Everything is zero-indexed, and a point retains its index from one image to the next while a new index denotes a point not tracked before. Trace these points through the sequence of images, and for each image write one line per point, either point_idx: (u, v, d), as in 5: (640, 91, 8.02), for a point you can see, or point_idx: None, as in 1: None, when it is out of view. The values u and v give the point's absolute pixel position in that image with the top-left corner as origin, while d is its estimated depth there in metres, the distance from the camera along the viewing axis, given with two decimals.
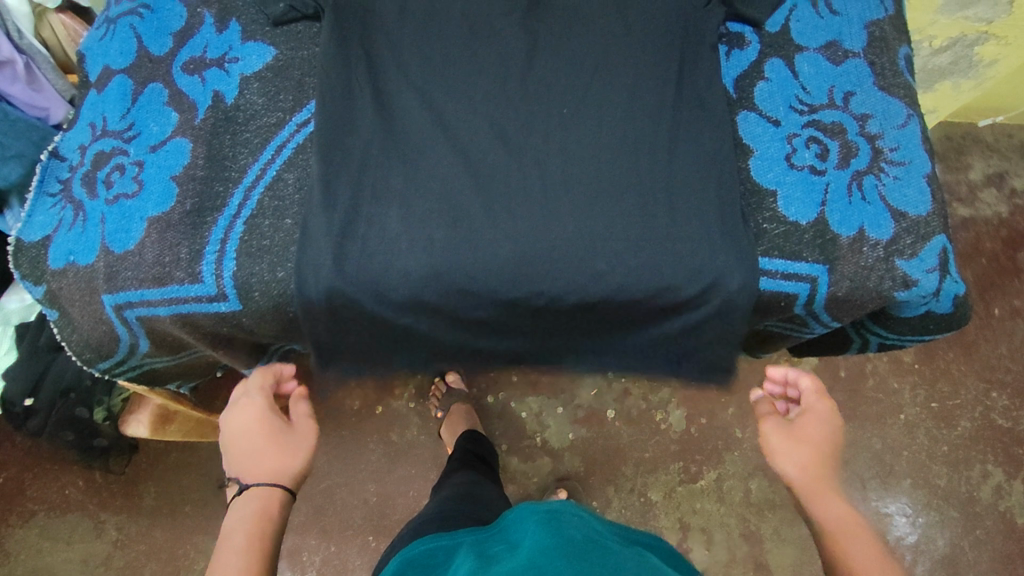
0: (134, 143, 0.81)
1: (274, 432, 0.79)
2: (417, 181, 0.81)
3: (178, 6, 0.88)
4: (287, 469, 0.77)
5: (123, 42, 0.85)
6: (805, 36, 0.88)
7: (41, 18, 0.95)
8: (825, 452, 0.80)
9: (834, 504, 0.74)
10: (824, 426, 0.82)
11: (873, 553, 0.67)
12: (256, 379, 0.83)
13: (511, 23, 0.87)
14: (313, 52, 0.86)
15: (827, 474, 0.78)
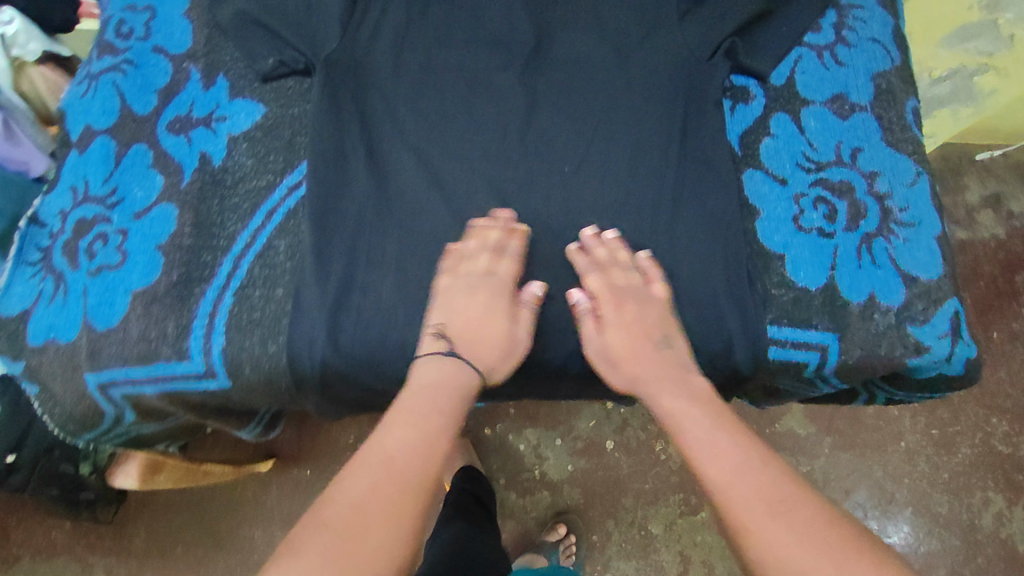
0: (117, 210, 0.77)
1: (493, 324, 0.73)
2: (410, 246, 0.78)
3: (163, 62, 0.84)
4: (490, 366, 0.72)
5: (105, 100, 0.82)
6: (811, 89, 0.85)
7: (19, 70, 0.91)
8: (653, 337, 0.73)
9: (670, 397, 0.67)
10: (637, 305, 0.74)
11: (716, 436, 0.63)
12: (507, 262, 0.75)
13: (509, 78, 0.85)
14: (303, 109, 0.83)
15: (645, 362, 0.71)
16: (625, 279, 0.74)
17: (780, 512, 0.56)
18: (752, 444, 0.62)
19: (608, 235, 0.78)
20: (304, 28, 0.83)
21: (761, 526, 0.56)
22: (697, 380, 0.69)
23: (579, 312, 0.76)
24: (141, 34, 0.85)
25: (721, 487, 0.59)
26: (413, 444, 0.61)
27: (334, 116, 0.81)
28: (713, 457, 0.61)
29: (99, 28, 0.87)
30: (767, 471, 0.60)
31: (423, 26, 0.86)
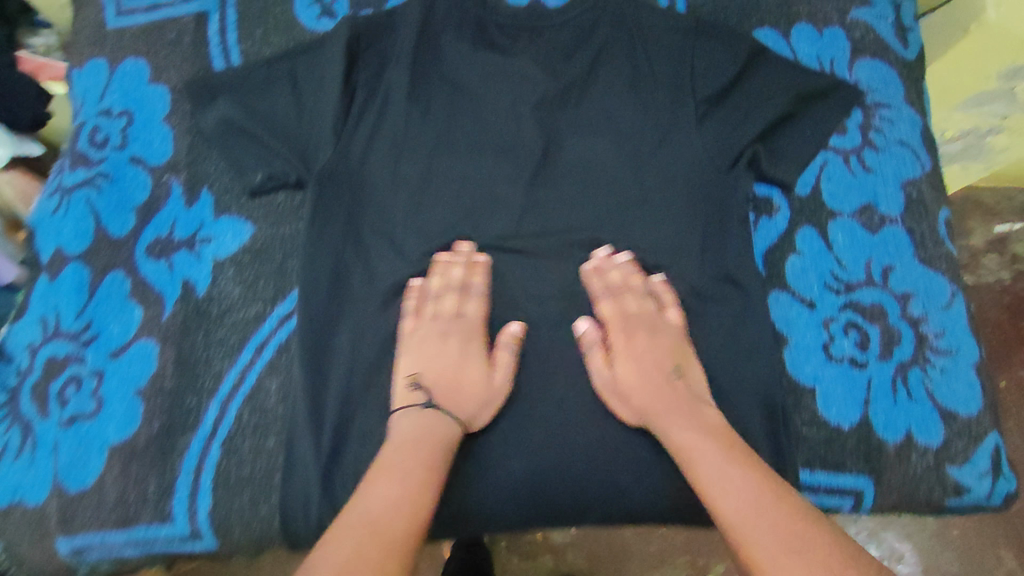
0: (91, 348, 0.71)
1: (469, 371, 0.70)
2: (463, 298, 0.74)
3: (142, 175, 0.78)
4: (472, 410, 0.69)
5: (79, 220, 0.75)
6: (839, 199, 0.80)
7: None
8: (665, 368, 0.70)
9: (680, 431, 0.65)
10: (649, 337, 0.72)
11: (729, 471, 0.60)
12: (472, 302, 0.74)
13: (514, 188, 0.79)
14: (295, 229, 0.76)
15: (659, 395, 0.68)
16: (638, 304, 0.74)
17: (795, 550, 0.53)
18: (759, 479, 0.59)
19: (622, 258, 0.77)
20: (297, 140, 0.77)
21: (775, 562, 0.53)
22: (711, 413, 0.67)
23: (585, 343, 0.73)
24: (118, 143, 0.79)
25: (736, 522, 0.56)
26: (405, 485, 0.59)
27: (327, 236, 0.75)
28: (725, 492, 0.59)
29: (72, 135, 0.80)
30: (780, 511, 0.56)
31: (423, 131, 0.80)
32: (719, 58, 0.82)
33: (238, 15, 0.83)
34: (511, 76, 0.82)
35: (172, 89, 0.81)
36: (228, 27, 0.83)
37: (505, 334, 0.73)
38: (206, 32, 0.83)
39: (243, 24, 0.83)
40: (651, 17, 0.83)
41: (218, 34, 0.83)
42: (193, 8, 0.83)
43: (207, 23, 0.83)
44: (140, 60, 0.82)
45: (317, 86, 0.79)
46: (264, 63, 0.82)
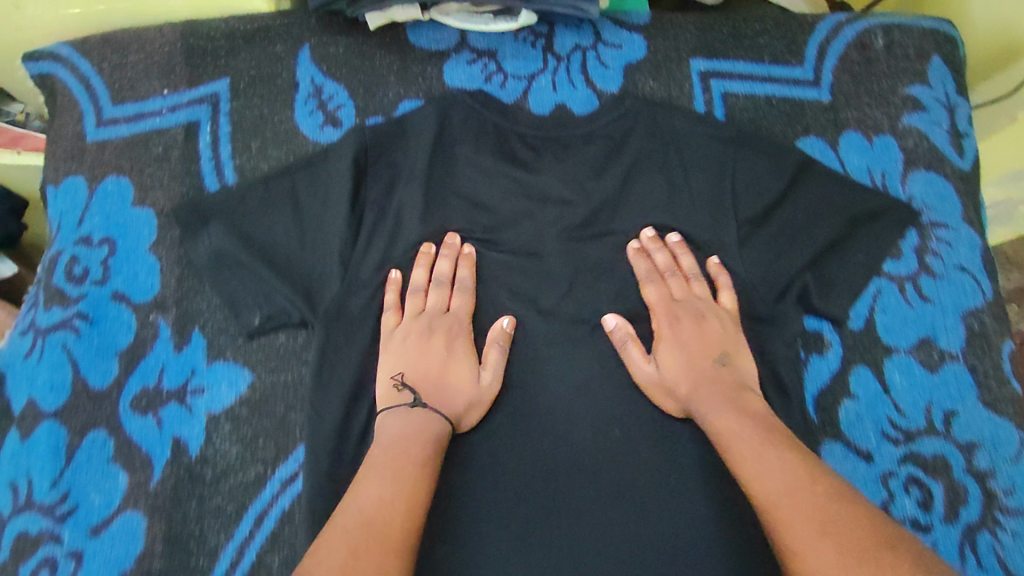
0: (68, 524, 0.63)
1: (456, 369, 0.66)
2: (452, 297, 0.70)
3: (126, 313, 0.70)
4: (458, 400, 0.65)
5: (54, 370, 0.67)
6: (895, 332, 0.74)
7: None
8: (710, 354, 0.67)
9: (718, 414, 0.62)
10: (696, 322, 0.69)
11: (766, 454, 0.57)
12: (460, 298, 0.70)
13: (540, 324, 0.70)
14: (299, 375, 0.69)
15: (704, 384, 0.65)
16: (682, 291, 0.71)
17: (827, 532, 0.50)
18: (796, 461, 0.56)
19: (674, 238, 0.73)
20: (297, 274, 0.69)
21: (805, 544, 0.50)
22: (753, 400, 0.63)
23: (615, 338, 0.69)
24: (99, 276, 0.71)
25: (773, 500, 0.54)
26: (396, 481, 0.57)
27: (331, 385, 0.67)
28: (761, 475, 0.56)
29: (46, 266, 0.72)
30: (816, 490, 0.53)
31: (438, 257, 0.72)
32: (766, 176, 0.75)
33: (232, 125, 0.75)
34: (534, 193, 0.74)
35: (159, 212, 0.73)
36: (221, 140, 0.75)
37: (493, 331, 0.69)
38: (196, 145, 0.74)
39: (238, 136, 0.75)
40: (687, 125, 0.76)
41: (210, 147, 0.75)
42: (181, 117, 0.75)
43: (197, 135, 0.75)
44: (123, 178, 0.73)
45: (320, 209, 0.71)
46: (263, 181, 0.73)
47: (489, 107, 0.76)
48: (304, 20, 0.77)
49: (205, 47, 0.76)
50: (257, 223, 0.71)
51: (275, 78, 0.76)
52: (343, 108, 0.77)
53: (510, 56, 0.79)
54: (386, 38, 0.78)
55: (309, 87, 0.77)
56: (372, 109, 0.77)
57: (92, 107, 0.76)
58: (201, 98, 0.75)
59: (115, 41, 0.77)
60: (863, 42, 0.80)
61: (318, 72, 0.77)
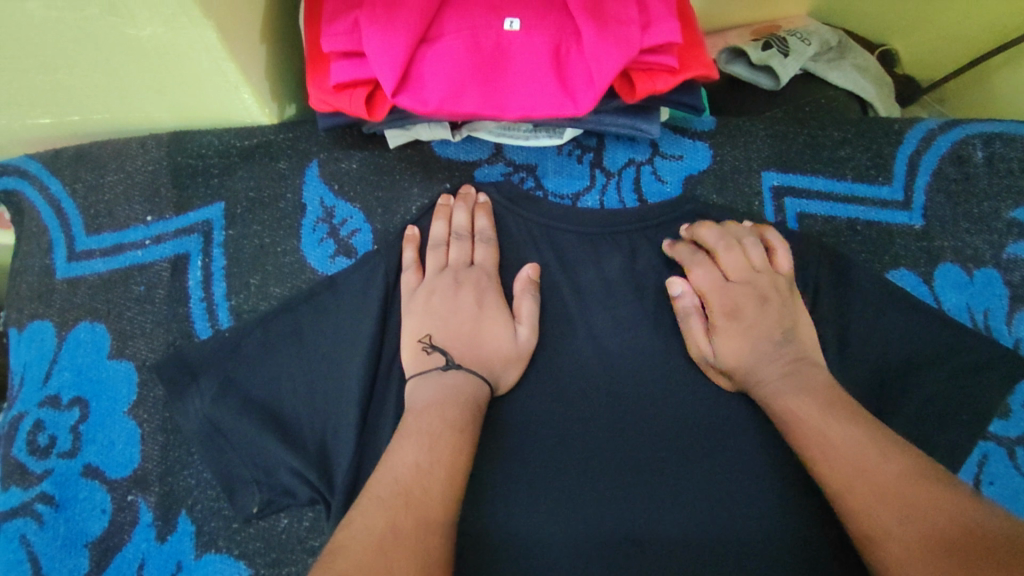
0: None
1: (489, 327, 0.59)
2: (480, 247, 0.63)
3: (99, 492, 0.58)
4: (494, 349, 0.58)
5: (9, 569, 0.56)
6: (1010, 506, 0.63)
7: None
8: (779, 329, 0.58)
9: (789, 396, 0.53)
10: (763, 295, 0.59)
11: (834, 430, 0.49)
12: (483, 249, 0.62)
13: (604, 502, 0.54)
14: (306, 569, 0.58)
15: (767, 361, 0.56)
16: (760, 259, 0.61)
17: (906, 516, 0.42)
18: (869, 433, 0.48)
19: None
20: (305, 443, 0.58)
21: (886, 529, 0.42)
22: (823, 379, 0.54)
23: (676, 308, 0.61)
24: (67, 447, 0.59)
25: (841, 479, 0.46)
26: (432, 446, 0.49)
27: None
28: (826, 451, 0.48)
29: (5, 431, 0.60)
30: (891, 466, 0.45)
31: None
32: (845, 313, 0.65)
33: (227, 256, 0.64)
34: None
35: (140, 365, 0.61)
36: (215, 276, 0.64)
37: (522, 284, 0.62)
38: (185, 283, 0.63)
39: (233, 271, 0.64)
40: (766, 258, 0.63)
41: (201, 285, 0.63)
42: (166, 250, 0.64)
43: (186, 271, 0.64)
44: (97, 324, 0.62)
45: (328, 362, 0.60)
46: (257, 323, 0.62)
47: (518, 203, 0.65)
48: (312, 133, 0.66)
49: (194, 166, 0.65)
50: (255, 381, 0.60)
51: (277, 200, 0.65)
52: (358, 233, 0.66)
53: (552, 172, 0.68)
54: (406, 152, 0.67)
55: (317, 210, 0.66)
56: (392, 233, 0.66)
57: (63, 237, 0.65)
58: (191, 226, 0.64)
59: (90, 157, 0.66)
60: (960, 155, 0.69)
61: (327, 191, 0.66)
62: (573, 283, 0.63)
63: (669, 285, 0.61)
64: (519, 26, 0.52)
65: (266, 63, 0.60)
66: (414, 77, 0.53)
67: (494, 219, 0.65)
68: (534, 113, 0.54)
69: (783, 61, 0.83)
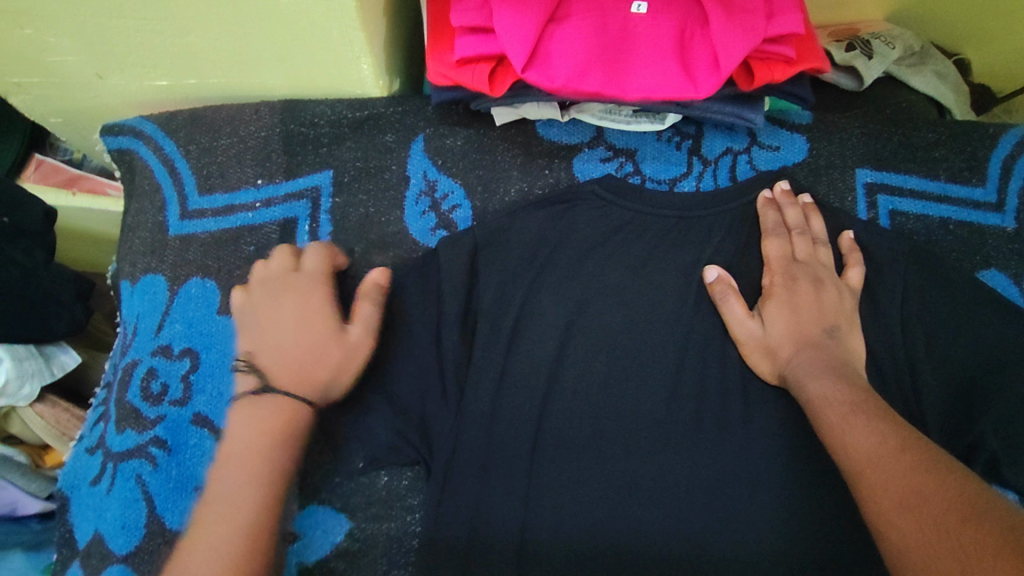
0: None
1: (291, 334, 0.55)
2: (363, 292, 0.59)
3: (207, 440, 0.60)
4: (302, 359, 0.54)
5: (126, 507, 0.58)
6: None
7: (10, 413, 0.70)
8: (820, 325, 0.62)
9: (816, 381, 0.58)
10: (814, 289, 0.63)
11: (854, 420, 0.54)
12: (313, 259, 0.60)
13: (684, 473, 0.60)
14: (404, 525, 0.61)
15: (806, 350, 0.61)
16: (807, 251, 0.65)
17: (906, 509, 0.46)
18: (889, 427, 0.52)
19: (806, 199, 0.68)
20: (407, 405, 0.60)
21: (896, 521, 0.46)
22: (857, 375, 0.58)
23: (715, 293, 0.64)
24: (178, 395, 0.62)
25: (857, 471, 0.51)
26: (251, 488, 0.49)
27: (438, 543, 0.58)
28: (848, 441, 0.53)
29: (121, 377, 0.63)
30: (903, 456, 0.49)
31: (563, 392, 0.64)
32: (932, 312, 0.65)
33: (333, 223, 0.66)
34: (671, 325, 0.65)
35: None
36: (321, 241, 0.66)
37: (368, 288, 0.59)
38: (293, 246, 0.66)
39: (340, 237, 0.66)
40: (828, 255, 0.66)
41: (308, 249, 0.66)
42: (276, 213, 0.66)
43: (294, 234, 0.66)
44: (208, 280, 0.65)
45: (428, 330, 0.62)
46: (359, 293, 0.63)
47: (621, 195, 0.68)
48: (420, 108, 0.68)
49: (305, 134, 0.67)
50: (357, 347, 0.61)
51: (383, 171, 0.67)
52: (459, 208, 0.68)
53: (650, 157, 0.70)
54: (510, 131, 0.69)
55: (421, 183, 0.68)
56: (492, 212, 0.68)
57: (176, 196, 0.67)
58: (301, 191, 0.67)
59: (204, 120, 0.68)
60: None
61: (431, 165, 0.68)
62: (669, 268, 0.67)
63: (705, 272, 0.65)
64: (645, 9, 0.54)
65: (385, 36, 0.62)
66: (541, 54, 0.55)
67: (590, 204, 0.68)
68: (653, 95, 0.55)
69: (868, 62, 0.82)
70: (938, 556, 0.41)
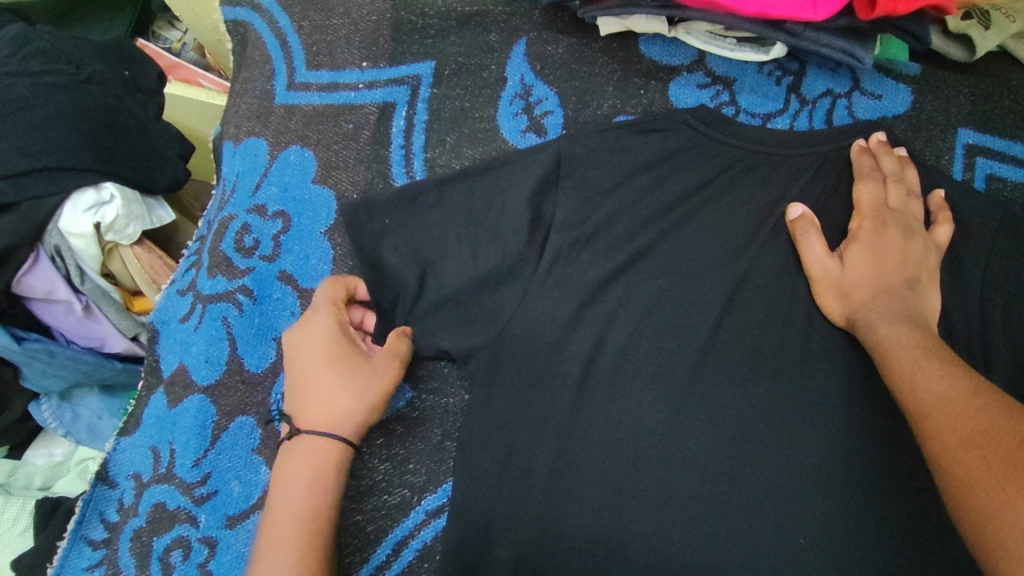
0: (206, 508, 0.60)
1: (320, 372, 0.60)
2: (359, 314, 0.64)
3: (290, 297, 0.65)
4: (339, 400, 0.58)
5: (211, 343, 0.64)
6: None
7: (111, 251, 0.75)
8: (899, 275, 0.62)
9: (889, 324, 0.58)
10: (899, 238, 0.63)
11: (925, 364, 0.53)
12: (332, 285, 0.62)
13: (736, 396, 0.61)
14: (460, 401, 0.66)
15: (882, 296, 0.61)
16: (898, 201, 0.65)
17: (976, 443, 0.44)
18: (962, 372, 0.51)
19: (900, 151, 0.68)
20: (477, 291, 0.61)
21: (957, 456, 0.45)
22: (932, 325, 0.58)
23: (795, 229, 0.65)
24: (268, 252, 0.66)
25: (924, 409, 0.50)
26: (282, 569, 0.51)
27: (493, 422, 0.62)
28: (917, 383, 0.52)
29: (218, 230, 0.68)
30: (975, 398, 0.48)
31: (631, 305, 0.64)
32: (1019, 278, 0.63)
33: (429, 112, 0.69)
34: (747, 255, 0.65)
35: (340, 196, 0.67)
36: (416, 128, 0.68)
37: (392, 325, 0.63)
38: (388, 129, 0.68)
39: (433, 126, 0.68)
40: (918, 210, 0.65)
41: (402, 134, 0.68)
42: (376, 96, 0.69)
43: (390, 118, 0.69)
44: (306, 150, 0.68)
45: (497, 222, 0.62)
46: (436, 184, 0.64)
47: (713, 126, 0.67)
48: (526, 11, 0.69)
49: (414, 23, 0.70)
50: (422, 234, 0.62)
51: (482, 69, 0.69)
52: (551, 114, 0.69)
53: (748, 89, 0.70)
54: (613, 45, 0.70)
55: (517, 86, 0.69)
56: (583, 122, 0.68)
57: (285, 68, 0.71)
58: (402, 78, 0.69)
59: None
60: None
61: (529, 70, 0.69)
62: (751, 199, 0.66)
63: (789, 209, 0.66)
64: None
65: None
66: None
67: (682, 134, 0.67)
68: (770, 12, 0.55)
69: (984, 32, 0.67)
70: (1003, 489, 0.40)
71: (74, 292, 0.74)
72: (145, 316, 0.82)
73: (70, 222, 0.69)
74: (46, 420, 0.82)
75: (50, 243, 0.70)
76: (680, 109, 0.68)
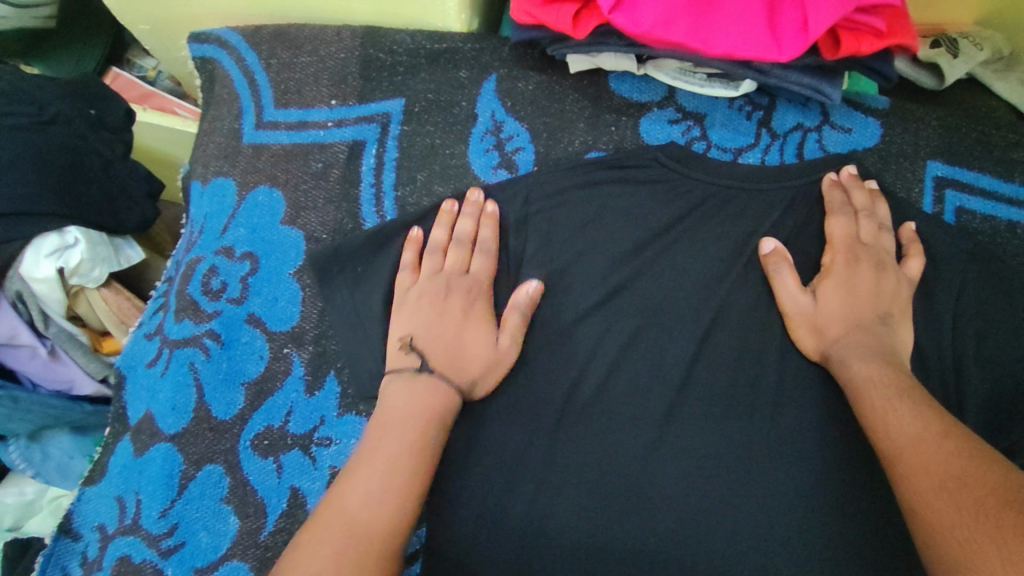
0: (173, 561, 0.59)
1: (449, 317, 0.59)
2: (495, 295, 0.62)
3: (258, 340, 0.64)
4: (463, 353, 0.58)
5: (177, 390, 0.63)
6: None
7: (77, 294, 0.74)
8: (872, 311, 0.62)
9: (862, 362, 0.58)
10: (873, 273, 0.63)
11: (896, 404, 0.53)
12: (480, 259, 0.62)
13: (711, 434, 0.61)
14: None
15: (855, 332, 0.61)
16: (871, 234, 0.65)
17: (947, 490, 0.44)
18: (933, 414, 0.51)
19: (871, 185, 0.68)
20: None
21: (929, 501, 0.45)
22: (904, 362, 0.58)
23: (768, 264, 0.64)
24: (236, 294, 0.65)
25: (896, 451, 0.50)
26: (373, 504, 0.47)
27: (465, 466, 0.61)
28: (889, 424, 0.52)
29: (187, 271, 0.67)
30: (945, 441, 0.48)
31: (603, 342, 0.64)
32: (987, 312, 0.64)
33: (399, 150, 0.68)
34: (720, 292, 0.65)
35: (309, 236, 0.66)
36: (386, 166, 0.68)
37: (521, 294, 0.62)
38: (358, 167, 0.68)
39: (404, 164, 0.68)
40: (890, 243, 0.65)
41: (373, 172, 0.68)
42: (346, 134, 0.68)
43: (360, 156, 0.68)
44: (275, 190, 0.68)
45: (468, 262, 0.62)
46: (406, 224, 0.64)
47: (684, 162, 0.67)
48: (496, 47, 0.69)
49: (383, 60, 0.69)
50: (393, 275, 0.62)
51: (453, 106, 0.69)
52: (522, 151, 0.68)
53: (718, 124, 0.70)
54: (583, 82, 0.70)
55: (488, 123, 0.69)
56: (554, 159, 0.68)
57: (254, 106, 0.71)
58: (372, 116, 0.69)
59: (288, 37, 0.71)
60: None
61: (500, 106, 0.69)
62: (724, 234, 0.66)
63: (762, 245, 0.65)
64: None
65: None
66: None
67: (654, 170, 0.67)
68: (737, 52, 0.56)
69: (953, 61, 0.69)
70: (973, 539, 0.40)
71: (38, 337, 0.73)
72: (115, 357, 0.81)
73: (31, 268, 0.67)
74: (13, 462, 0.80)
75: (12, 288, 0.69)
76: (650, 146, 0.68)
